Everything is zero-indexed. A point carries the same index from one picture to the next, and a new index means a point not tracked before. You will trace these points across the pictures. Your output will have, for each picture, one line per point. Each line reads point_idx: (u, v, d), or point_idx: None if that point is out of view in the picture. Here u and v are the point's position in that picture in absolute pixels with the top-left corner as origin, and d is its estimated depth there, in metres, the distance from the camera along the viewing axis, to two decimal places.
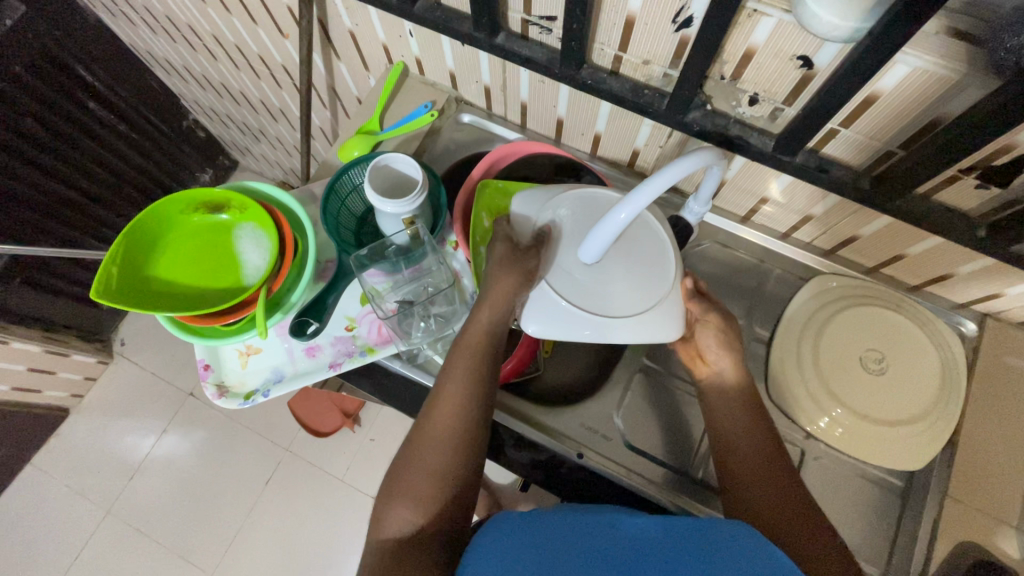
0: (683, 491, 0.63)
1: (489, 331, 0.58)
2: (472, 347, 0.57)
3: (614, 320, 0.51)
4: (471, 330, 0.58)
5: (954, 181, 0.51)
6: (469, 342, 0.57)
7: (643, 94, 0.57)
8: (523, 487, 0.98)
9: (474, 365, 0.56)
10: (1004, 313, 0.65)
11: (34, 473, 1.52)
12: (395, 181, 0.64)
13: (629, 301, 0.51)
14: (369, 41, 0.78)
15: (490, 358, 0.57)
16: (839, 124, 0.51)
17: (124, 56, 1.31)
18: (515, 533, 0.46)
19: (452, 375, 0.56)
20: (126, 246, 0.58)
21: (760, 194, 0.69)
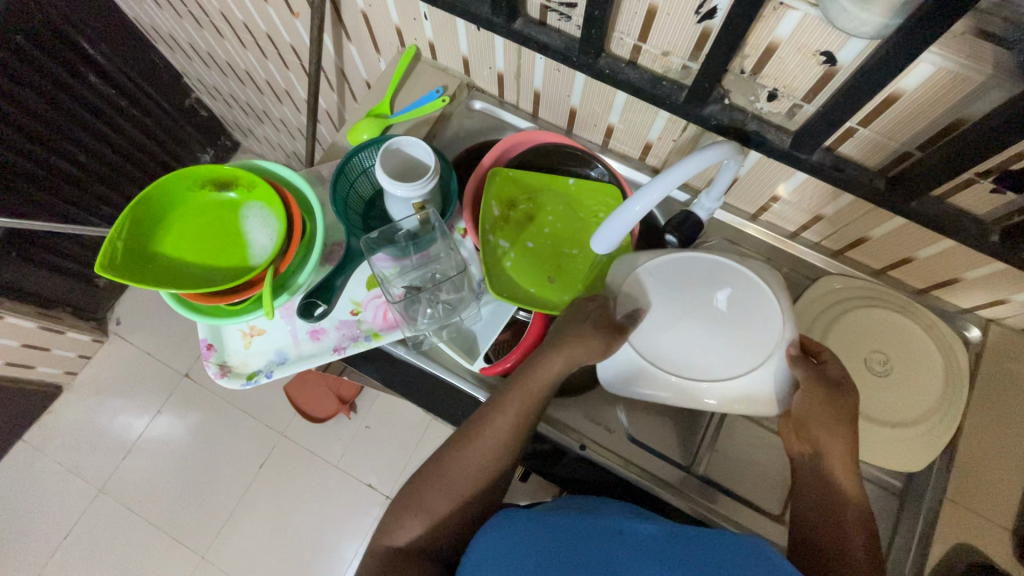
0: (684, 485, 0.63)
1: (551, 376, 0.55)
2: (535, 390, 0.55)
3: (690, 375, 0.52)
4: (535, 373, 0.55)
5: (969, 185, 0.51)
6: (528, 386, 0.55)
7: (661, 85, 0.57)
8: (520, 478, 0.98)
9: (529, 409, 0.55)
10: (1008, 319, 0.65)
11: (25, 449, 1.51)
12: (406, 165, 0.63)
13: (710, 359, 0.53)
14: (381, 23, 0.77)
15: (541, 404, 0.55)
16: (857, 123, 0.51)
17: (128, 30, 1.29)
18: (524, 532, 0.47)
19: (502, 417, 0.54)
20: (132, 220, 0.57)
21: (772, 192, 0.68)
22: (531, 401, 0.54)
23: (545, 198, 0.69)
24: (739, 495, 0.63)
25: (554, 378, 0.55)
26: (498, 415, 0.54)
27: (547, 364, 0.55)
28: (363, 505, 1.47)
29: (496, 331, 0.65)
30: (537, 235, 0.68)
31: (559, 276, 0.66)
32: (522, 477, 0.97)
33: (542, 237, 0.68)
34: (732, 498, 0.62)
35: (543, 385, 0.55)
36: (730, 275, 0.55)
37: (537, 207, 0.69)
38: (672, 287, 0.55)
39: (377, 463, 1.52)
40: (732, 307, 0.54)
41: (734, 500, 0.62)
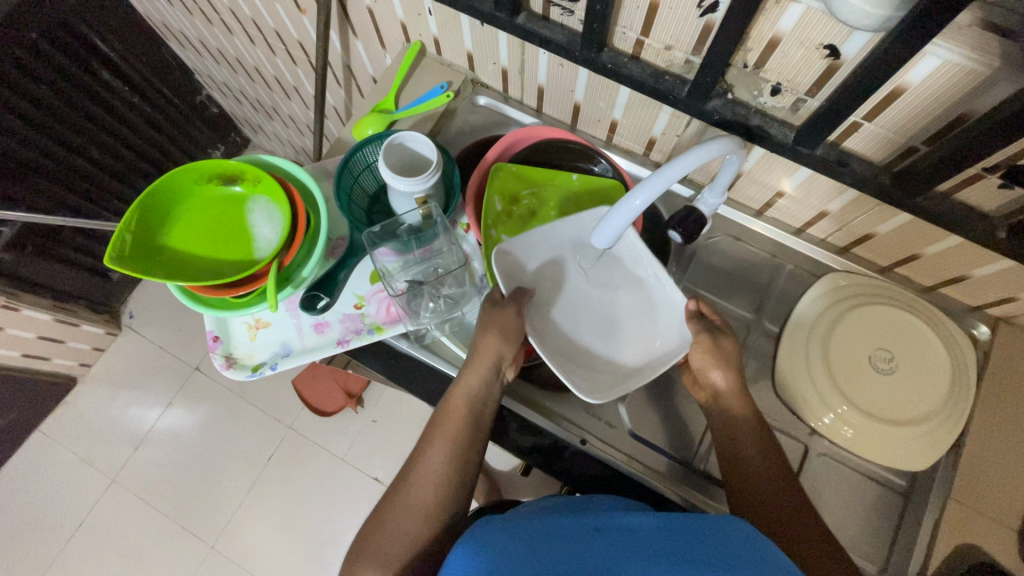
0: (685, 481, 0.63)
1: (470, 397, 0.58)
2: (458, 415, 0.57)
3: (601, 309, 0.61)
4: (452, 401, 0.58)
5: (976, 181, 0.50)
6: (450, 413, 0.57)
7: (663, 80, 0.56)
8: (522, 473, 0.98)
9: (458, 435, 0.56)
10: (1017, 318, 0.64)
11: (41, 439, 1.55)
12: (409, 160, 0.63)
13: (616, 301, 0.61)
14: (387, 19, 0.77)
15: (469, 428, 0.57)
16: (862, 117, 0.51)
17: (140, 28, 1.31)
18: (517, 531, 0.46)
19: (436, 447, 0.56)
20: (140, 213, 0.58)
21: (776, 187, 0.68)
22: (459, 428, 0.56)
23: (548, 193, 0.70)
24: None
25: (472, 401, 0.58)
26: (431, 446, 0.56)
27: (466, 386, 0.58)
28: (368, 498, 1.48)
29: None
30: (539, 230, 0.68)
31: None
32: (523, 472, 0.97)
33: None
34: None
35: (469, 410, 0.57)
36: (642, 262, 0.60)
37: (540, 203, 0.69)
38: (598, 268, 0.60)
39: (384, 457, 1.53)
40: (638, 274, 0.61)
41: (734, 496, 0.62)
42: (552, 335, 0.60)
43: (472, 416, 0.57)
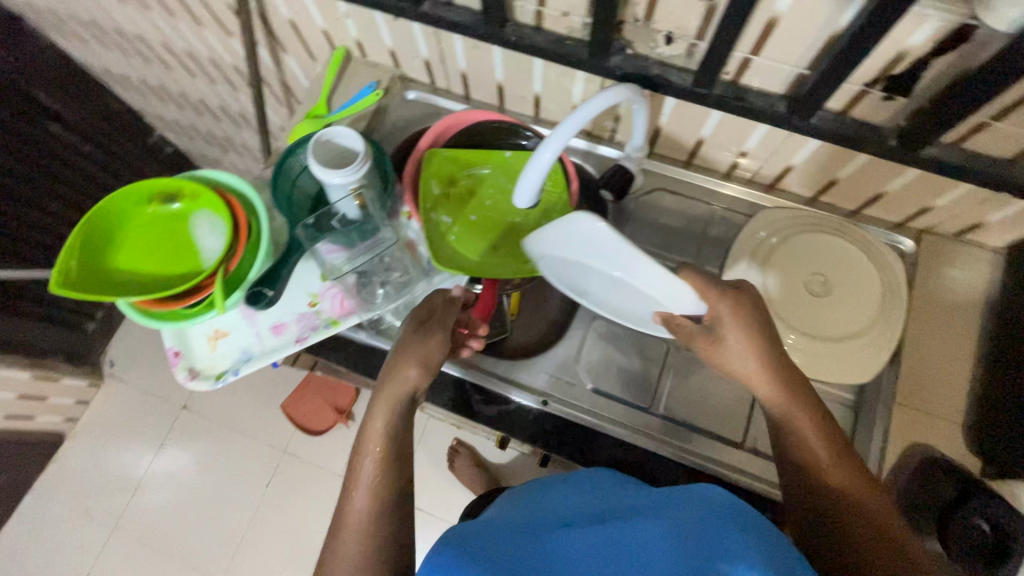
0: (645, 425, 0.66)
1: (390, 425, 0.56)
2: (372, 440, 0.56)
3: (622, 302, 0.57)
4: (368, 435, 0.56)
5: (863, 97, 0.53)
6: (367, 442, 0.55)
7: (566, 44, 0.59)
8: (501, 447, 0.93)
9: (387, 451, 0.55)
10: (938, 227, 0.68)
11: (36, 499, 1.54)
12: (338, 154, 0.64)
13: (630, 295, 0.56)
14: (309, 29, 0.80)
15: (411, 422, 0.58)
16: (749, 52, 0.54)
17: (82, 77, 1.32)
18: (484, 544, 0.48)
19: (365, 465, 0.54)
20: (82, 239, 0.59)
21: (696, 136, 0.70)
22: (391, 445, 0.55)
23: (484, 172, 0.73)
24: (699, 428, 0.66)
25: (389, 427, 0.56)
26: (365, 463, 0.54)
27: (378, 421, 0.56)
28: None
29: None
30: (478, 208, 0.72)
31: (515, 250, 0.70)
32: (500, 447, 0.93)
33: (482, 213, 0.71)
34: (691, 430, 0.66)
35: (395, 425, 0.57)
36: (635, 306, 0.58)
37: (477, 182, 0.73)
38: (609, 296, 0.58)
39: None
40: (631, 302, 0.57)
41: (691, 432, 0.66)
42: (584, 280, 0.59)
43: (393, 445, 0.55)
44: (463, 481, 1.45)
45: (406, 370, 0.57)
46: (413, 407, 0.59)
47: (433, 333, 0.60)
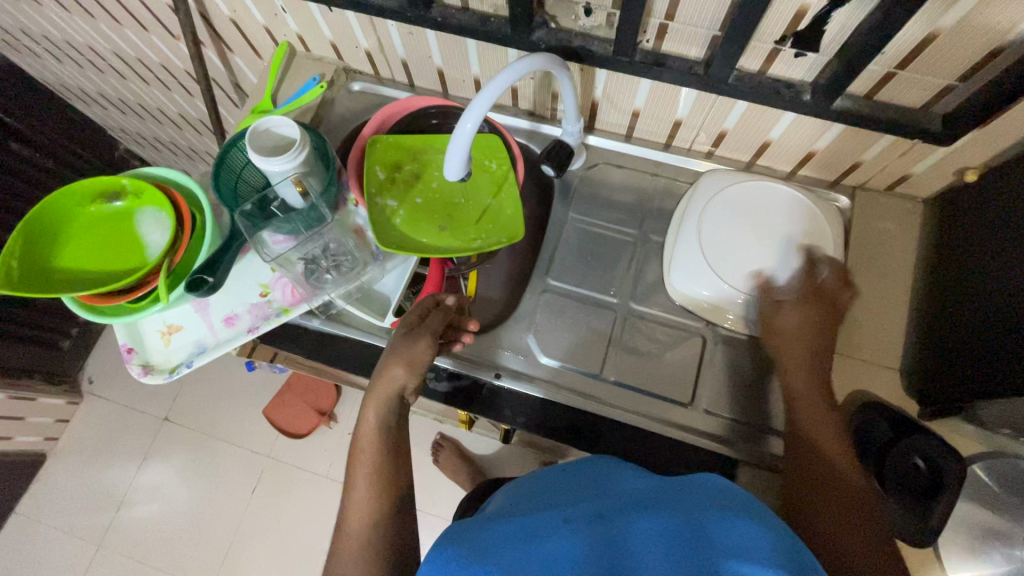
0: (595, 392, 0.68)
1: (380, 428, 0.60)
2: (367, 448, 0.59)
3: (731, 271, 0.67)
4: (361, 433, 0.59)
5: (776, 55, 0.55)
6: (363, 446, 0.59)
7: (491, 22, 0.61)
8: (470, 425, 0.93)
9: (378, 455, 0.58)
10: (869, 182, 0.70)
11: (20, 521, 1.53)
12: (277, 143, 0.64)
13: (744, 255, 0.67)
14: (251, 26, 0.81)
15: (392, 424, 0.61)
16: (664, 19, 0.56)
17: (39, 93, 1.32)
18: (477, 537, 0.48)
19: (360, 471, 0.58)
20: (24, 239, 0.60)
21: (632, 108, 0.72)
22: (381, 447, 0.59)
23: (430, 156, 0.74)
24: (647, 390, 0.68)
25: (382, 421, 0.60)
26: (359, 473, 0.58)
27: (369, 422, 0.60)
28: None
29: (403, 286, 0.70)
30: (424, 191, 0.73)
31: (462, 229, 0.71)
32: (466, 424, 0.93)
33: (428, 195, 0.72)
34: (641, 395, 0.68)
35: (384, 426, 0.60)
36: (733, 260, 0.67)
37: (422, 166, 0.74)
38: (717, 252, 0.68)
39: None
40: (729, 257, 0.67)
41: (642, 397, 0.68)
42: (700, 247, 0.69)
43: (386, 438, 0.59)
44: (448, 473, 1.46)
45: (392, 370, 0.59)
46: (403, 406, 0.62)
47: (421, 337, 0.61)
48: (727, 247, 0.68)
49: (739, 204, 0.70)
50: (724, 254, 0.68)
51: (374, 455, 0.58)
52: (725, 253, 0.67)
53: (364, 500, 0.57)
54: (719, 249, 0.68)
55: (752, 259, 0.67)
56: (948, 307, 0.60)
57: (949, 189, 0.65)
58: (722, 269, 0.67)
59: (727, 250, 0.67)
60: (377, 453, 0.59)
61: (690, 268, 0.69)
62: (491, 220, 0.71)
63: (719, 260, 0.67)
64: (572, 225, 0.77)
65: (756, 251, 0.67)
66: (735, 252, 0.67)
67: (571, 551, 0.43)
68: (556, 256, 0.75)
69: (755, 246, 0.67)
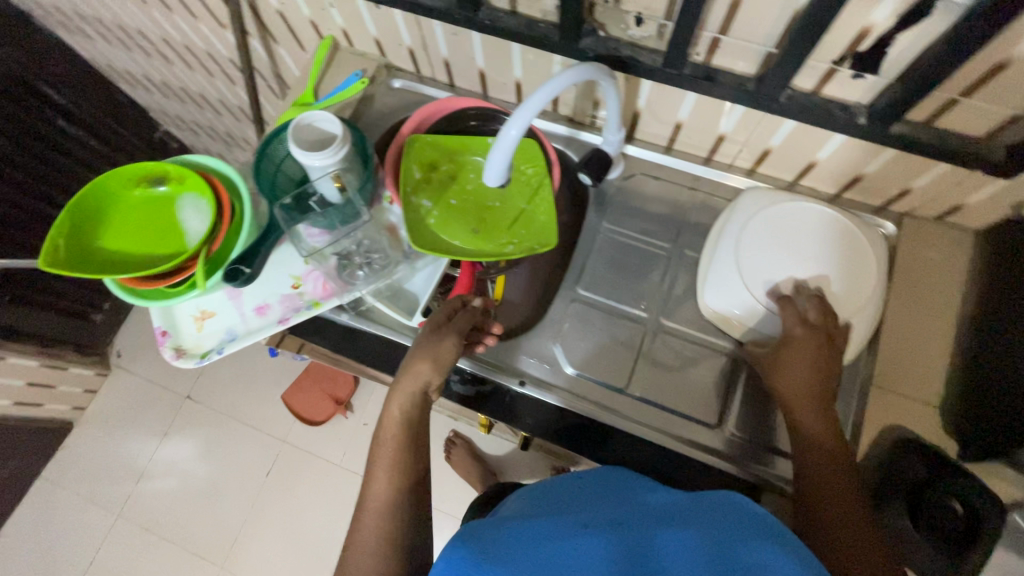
0: (619, 407, 0.68)
1: (404, 420, 0.60)
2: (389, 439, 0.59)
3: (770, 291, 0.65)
4: (385, 425, 0.60)
5: (832, 75, 0.53)
6: (385, 438, 0.59)
7: (539, 27, 0.60)
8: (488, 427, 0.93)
9: (398, 447, 0.58)
10: (918, 210, 0.67)
11: (45, 485, 1.58)
12: (318, 137, 0.65)
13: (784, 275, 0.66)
14: (297, 18, 0.81)
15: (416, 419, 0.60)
16: (717, 32, 0.54)
17: (88, 73, 1.36)
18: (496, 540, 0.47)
19: (381, 460, 0.58)
20: (71, 219, 0.61)
21: (675, 120, 0.71)
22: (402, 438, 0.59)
23: (467, 159, 0.74)
24: (673, 408, 0.67)
25: (406, 412, 0.60)
26: (378, 463, 0.58)
27: (393, 414, 0.60)
28: None
29: (432, 288, 0.70)
30: (459, 192, 0.73)
31: (494, 233, 0.70)
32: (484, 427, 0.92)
33: (463, 198, 0.72)
34: (667, 413, 0.67)
35: (408, 418, 0.60)
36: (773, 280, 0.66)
37: (459, 168, 0.74)
38: (757, 271, 0.66)
39: None
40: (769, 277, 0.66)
41: (667, 415, 0.67)
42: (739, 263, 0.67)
43: (409, 432, 0.59)
44: (459, 472, 1.46)
45: (418, 366, 0.60)
46: (426, 403, 0.62)
47: (446, 336, 0.61)
48: (768, 266, 0.66)
49: (779, 222, 0.68)
50: (764, 273, 0.66)
51: (394, 447, 0.58)
52: (766, 271, 0.66)
53: (382, 498, 0.56)
54: (759, 267, 0.66)
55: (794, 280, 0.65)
56: (998, 345, 0.57)
57: (1004, 223, 0.62)
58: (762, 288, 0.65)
59: (768, 269, 0.66)
60: (399, 444, 0.58)
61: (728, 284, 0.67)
62: (523, 226, 0.71)
63: (758, 278, 0.66)
64: (605, 235, 0.76)
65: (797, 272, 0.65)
66: (776, 271, 0.66)
67: (594, 561, 0.42)
68: (587, 265, 0.75)
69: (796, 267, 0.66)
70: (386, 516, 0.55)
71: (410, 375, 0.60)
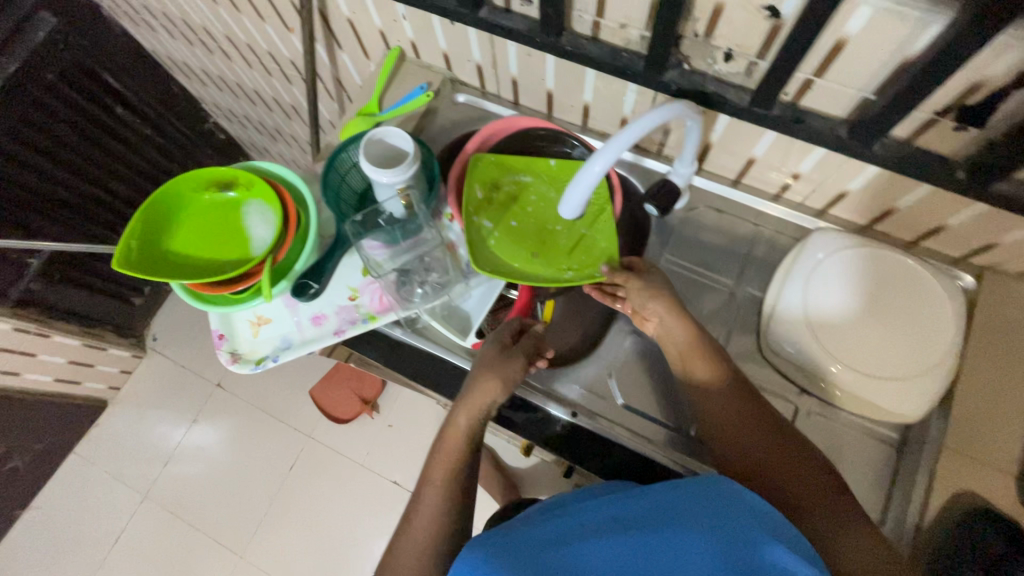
0: (674, 446, 0.66)
1: (468, 435, 0.60)
2: (450, 452, 0.59)
3: (835, 344, 0.64)
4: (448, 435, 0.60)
5: (933, 125, 0.51)
6: (446, 449, 0.59)
7: (621, 57, 0.59)
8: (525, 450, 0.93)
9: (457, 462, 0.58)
10: (1002, 265, 0.64)
11: (76, 461, 1.62)
12: (387, 152, 0.65)
13: (851, 330, 0.64)
14: (366, 28, 0.82)
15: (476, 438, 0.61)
16: (813, 74, 0.52)
17: (148, 63, 1.39)
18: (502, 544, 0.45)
19: (437, 473, 0.58)
20: (143, 220, 0.62)
21: (749, 155, 0.69)
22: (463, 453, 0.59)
23: (528, 180, 0.73)
24: None
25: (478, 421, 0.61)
26: (434, 471, 0.58)
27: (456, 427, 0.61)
28: (389, 502, 1.51)
29: (487, 307, 0.69)
30: (520, 214, 0.72)
31: (554, 258, 0.69)
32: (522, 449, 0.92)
33: (524, 221, 0.71)
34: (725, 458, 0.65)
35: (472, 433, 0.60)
36: (838, 334, 0.65)
37: (521, 189, 0.73)
38: (821, 324, 0.65)
39: (402, 461, 1.56)
40: (833, 330, 0.65)
41: None
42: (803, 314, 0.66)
43: (469, 447, 0.60)
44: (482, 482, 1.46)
45: (487, 383, 0.61)
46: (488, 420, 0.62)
47: (515, 358, 0.63)
48: (833, 319, 0.65)
49: (847, 270, 0.67)
50: (828, 326, 0.65)
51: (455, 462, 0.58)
52: (831, 325, 0.65)
53: (435, 507, 0.55)
54: (822, 319, 0.66)
55: (861, 335, 0.64)
56: None
57: None
58: (826, 341, 0.65)
59: (832, 322, 0.65)
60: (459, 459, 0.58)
61: (790, 333, 0.66)
62: (585, 253, 0.69)
63: (821, 330, 0.65)
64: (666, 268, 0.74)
65: (864, 326, 0.64)
66: (840, 325, 0.65)
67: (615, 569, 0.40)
68: None
69: (863, 321, 0.64)
70: (438, 529, 0.54)
71: (478, 390, 0.61)
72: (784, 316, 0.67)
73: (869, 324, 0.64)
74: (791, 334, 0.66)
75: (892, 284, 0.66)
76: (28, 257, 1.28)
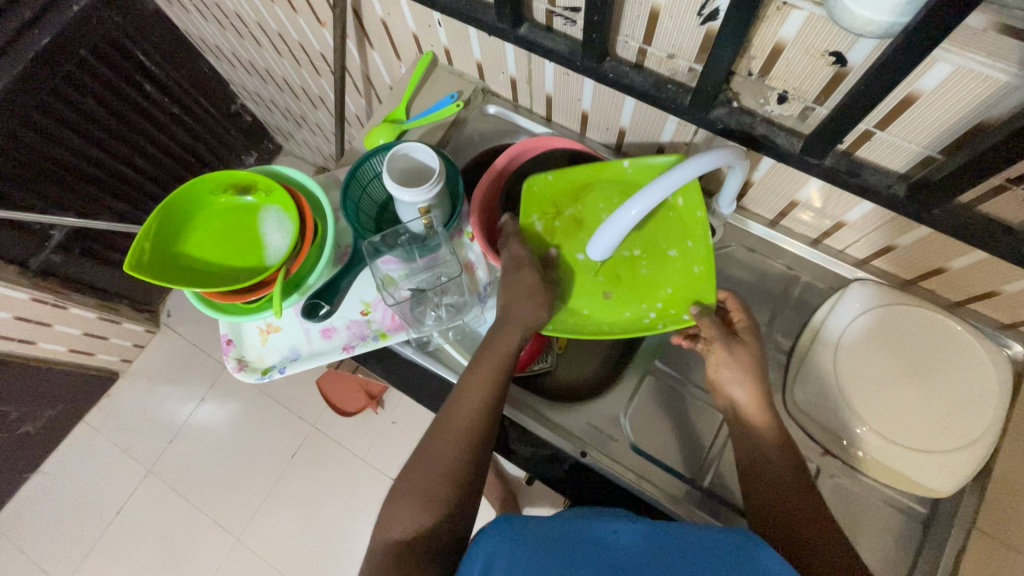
0: (686, 497, 0.62)
1: (500, 360, 0.58)
2: (485, 378, 0.57)
3: (860, 400, 0.61)
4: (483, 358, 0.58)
5: (1002, 191, 0.47)
6: (481, 373, 0.57)
7: (666, 88, 0.55)
8: None
9: (489, 391, 0.56)
10: None
11: (86, 430, 1.64)
12: (412, 169, 0.63)
13: (880, 387, 0.61)
14: (400, 30, 0.79)
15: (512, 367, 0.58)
16: (874, 126, 0.48)
17: (178, 41, 1.37)
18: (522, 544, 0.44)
19: (466, 400, 0.56)
20: (158, 221, 0.60)
21: (792, 197, 0.65)
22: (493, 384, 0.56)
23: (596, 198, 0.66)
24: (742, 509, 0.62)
25: (484, 410, 0.55)
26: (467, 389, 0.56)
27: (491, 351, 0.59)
28: None
29: None
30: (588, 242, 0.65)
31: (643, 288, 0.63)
32: None
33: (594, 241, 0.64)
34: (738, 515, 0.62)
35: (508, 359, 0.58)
36: (866, 389, 0.61)
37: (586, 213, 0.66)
38: (847, 375, 0.62)
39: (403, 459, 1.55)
40: (860, 383, 0.62)
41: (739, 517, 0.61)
42: (830, 363, 0.63)
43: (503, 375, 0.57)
44: None
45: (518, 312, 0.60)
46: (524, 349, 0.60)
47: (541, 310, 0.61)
48: (862, 373, 0.62)
49: (885, 322, 0.63)
50: (855, 378, 0.62)
51: (490, 391, 0.56)
52: (859, 378, 0.62)
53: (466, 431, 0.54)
54: (850, 370, 0.62)
55: (892, 394, 0.60)
56: None
57: None
58: (852, 393, 0.61)
59: (861, 375, 0.62)
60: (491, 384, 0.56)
61: (815, 382, 0.63)
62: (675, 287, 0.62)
63: (849, 382, 0.62)
64: None
65: (896, 385, 0.61)
66: (870, 379, 0.61)
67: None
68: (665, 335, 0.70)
69: (897, 380, 0.61)
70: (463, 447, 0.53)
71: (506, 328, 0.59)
72: (812, 363, 0.64)
73: (903, 386, 0.60)
74: (818, 386, 0.63)
75: (937, 346, 0.61)
76: (49, 229, 1.29)
